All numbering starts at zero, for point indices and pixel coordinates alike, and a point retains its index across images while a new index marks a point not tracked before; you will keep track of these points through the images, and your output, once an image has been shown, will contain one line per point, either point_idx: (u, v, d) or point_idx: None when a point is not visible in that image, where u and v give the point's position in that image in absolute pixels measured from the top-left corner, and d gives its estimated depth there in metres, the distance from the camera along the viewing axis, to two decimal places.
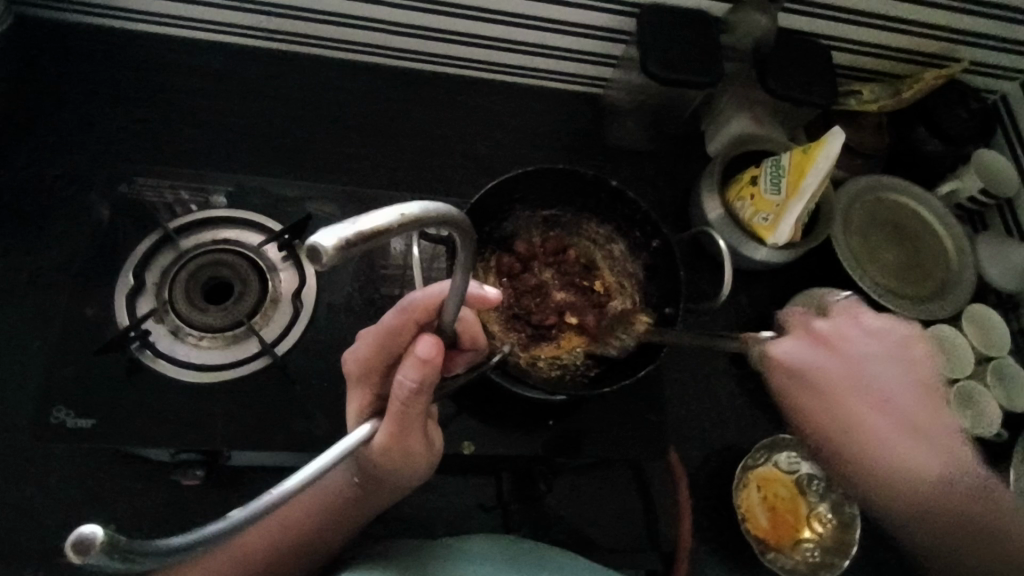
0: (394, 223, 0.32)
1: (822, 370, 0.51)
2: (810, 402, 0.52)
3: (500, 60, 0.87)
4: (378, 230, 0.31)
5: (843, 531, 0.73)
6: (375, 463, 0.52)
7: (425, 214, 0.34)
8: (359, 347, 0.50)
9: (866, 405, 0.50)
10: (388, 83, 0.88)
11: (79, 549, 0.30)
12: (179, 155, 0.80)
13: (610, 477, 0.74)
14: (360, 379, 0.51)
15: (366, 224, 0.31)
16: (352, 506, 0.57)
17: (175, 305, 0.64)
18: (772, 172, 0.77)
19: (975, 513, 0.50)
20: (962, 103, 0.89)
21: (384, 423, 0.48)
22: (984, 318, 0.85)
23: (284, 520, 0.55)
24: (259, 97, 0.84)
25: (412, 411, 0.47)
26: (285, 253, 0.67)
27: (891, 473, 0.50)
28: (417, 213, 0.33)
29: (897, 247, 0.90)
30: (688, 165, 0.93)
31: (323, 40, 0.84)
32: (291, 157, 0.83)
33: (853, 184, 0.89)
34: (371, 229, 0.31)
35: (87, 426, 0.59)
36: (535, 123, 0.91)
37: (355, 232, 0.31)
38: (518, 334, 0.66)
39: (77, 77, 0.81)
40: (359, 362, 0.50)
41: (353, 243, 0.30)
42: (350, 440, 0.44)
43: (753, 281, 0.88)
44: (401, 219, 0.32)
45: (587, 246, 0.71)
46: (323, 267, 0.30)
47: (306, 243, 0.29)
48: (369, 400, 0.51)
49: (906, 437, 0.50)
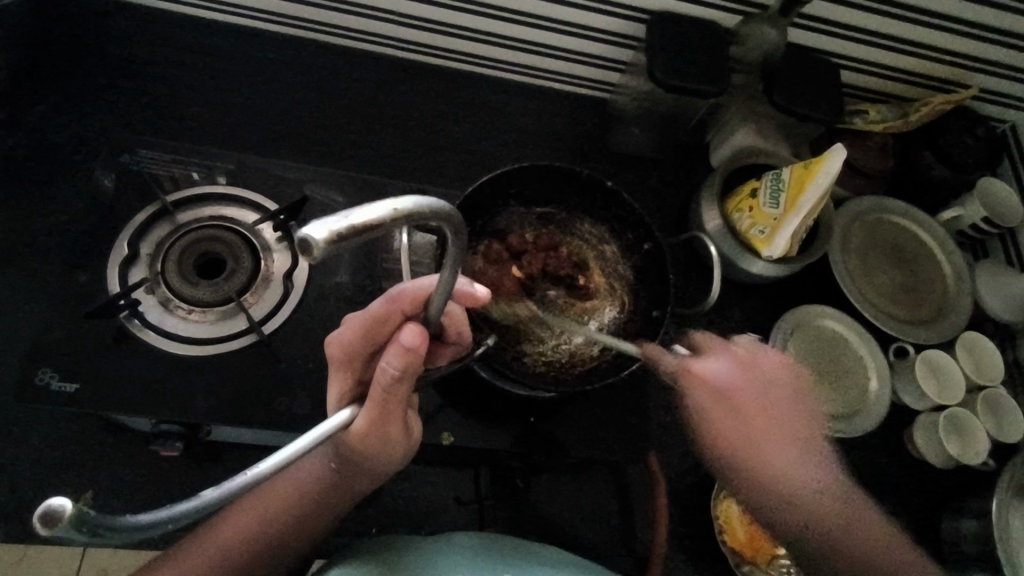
0: (388, 217, 0.30)
1: (737, 391, 0.53)
2: (728, 428, 0.53)
3: (508, 59, 0.88)
4: (371, 225, 0.29)
5: None
6: (352, 449, 0.50)
7: (421, 211, 0.32)
8: (344, 331, 0.48)
9: (769, 433, 0.53)
10: (396, 74, 0.89)
11: (49, 522, 0.32)
12: (184, 131, 0.80)
13: (589, 479, 0.74)
14: (342, 364, 0.48)
15: (359, 218, 0.29)
16: (330, 495, 0.54)
17: (166, 277, 0.64)
18: (772, 187, 0.76)
19: (840, 524, 0.54)
20: (969, 129, 0.88)
21: (363, 410, 0.47)
22: (978, 345, 0.84)
23: (260, 510, 0.52)
24: (267, 80, 0.85)
25: (392, 399, 0.47)
26: (280, 234, 0.68)
27: (793, 490, 0.53)
28: (412, 209, 0.31)
29: (896, 270, 0.89)
30: (690, 175, 0.93)
31: (335, 27, 0.85)
32: (295, 141, 0.83)
33: (854, 204, 0.90)
34: (363, 224, 0.29)
35: (70, 391, 0.59)
36: (540, 123, 0.92)
37: (347, 225, 0.29)
38: (503, 328, 0.66)
39: (90, 48, 0.82)
40: (343, 347, 0.48)
41: (344, 237, 0.29)
42: (322, 428, 0.43)
43: (747, 294, 0.88)
44: (394, 214, 0.30)
45: (579, 245, 0.70)
46: (314, 260, 0.28)
47: (296, 236, 0.28)
48: (349, 385, 0.49)
49: (796, 454, 0.54)
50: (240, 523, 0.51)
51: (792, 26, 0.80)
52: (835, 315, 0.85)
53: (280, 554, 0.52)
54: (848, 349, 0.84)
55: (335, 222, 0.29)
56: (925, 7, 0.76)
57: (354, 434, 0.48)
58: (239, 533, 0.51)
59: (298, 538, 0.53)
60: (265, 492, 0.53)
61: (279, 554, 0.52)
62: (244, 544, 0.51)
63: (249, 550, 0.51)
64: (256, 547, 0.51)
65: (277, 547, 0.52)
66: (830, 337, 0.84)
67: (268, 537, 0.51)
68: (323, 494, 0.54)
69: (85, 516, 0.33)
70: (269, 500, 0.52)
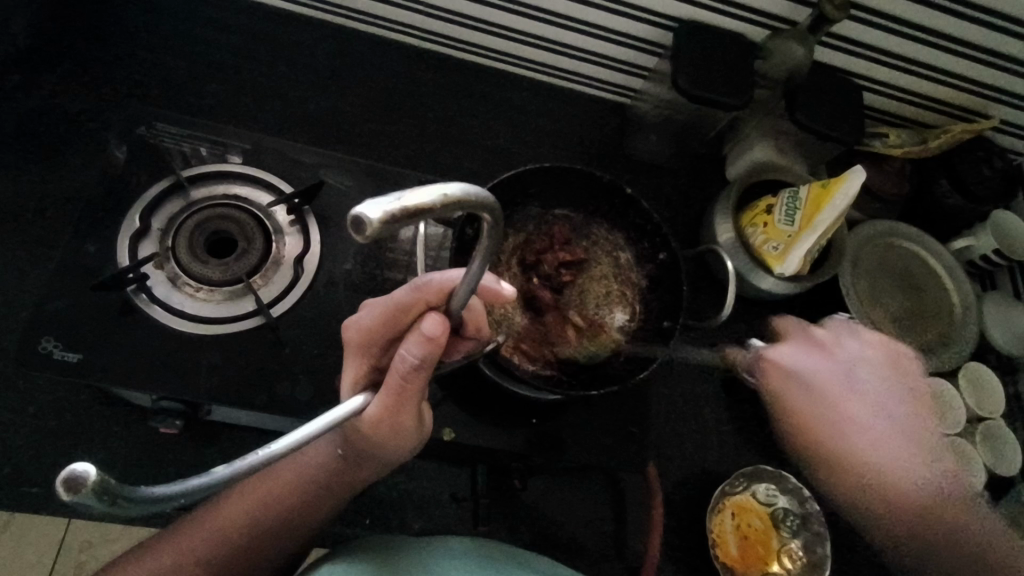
0: (437, 202, 0.29)
1: (826, 377, 0.52)
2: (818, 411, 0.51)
3: (533, 57, 0.87)
4: (421, 209, 0.29)
5: (810, 571, 0.72)
6: (361, 436, 0.49)
7: (466, 198, 0.31)
8: (365, 317, 0.47)
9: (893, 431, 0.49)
10: (420, 65, 0.88)
11: (70, 486, 0.30)
12: (202, 107, 0.80)
13: (585, 484, 0.74)
14: (359, 350, 0.48)
15: (411, 200, 0.29)
16: (335, 481, 0.53)
17: (176, 253, 0.64)
18: (790, 204, 0.76)
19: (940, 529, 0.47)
20: (987, 160, 0.88)
21: (376, 398, 0.47)
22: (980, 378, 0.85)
23: (261, 495, 0.51)
24: (288, 62, 0.84)
25: (410, 388, 0.46)
26: (293, 218, 0.67)
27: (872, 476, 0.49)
28: (460, 196, 0.31)
29: (904, 294, 0.89)
30: (705, 186, 0.93)
31: (361, 13, 0.84)
32: (311, 125, 0.83)
33: (868, 227, 0.89)
34: (416, 206, 0.29)
35: (73, 360, 0.59)
36: (560, 124, 0.91)
37: (399, 207, 0.28)
38: (514, 330, 0.65)
39: (111, 17, 0.81)
40: (361, 332, 0.47)
41: (396, 219, 0.28)
42: (341, 411, 0.43)
43: (754, 310, 0.88)
44: (444, 200, 0.30)
45: (596, 251, 0.70)
46: (366, 239, 0.28)
47: (351, 213, 0.27)
48: (364, 372, 0.49)
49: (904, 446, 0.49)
50: (240, 506, 0.51)
51: (820, 44, 0.80)
52: None
53: (278, 541, 0.51)
54: None
55: (387, 202, 0.28)
56: (955, 35, 0.76)
57: (367, 421, 0.48)
58: (238, 517, 0.50)
59: (297, 527, 0.52)
60: (265, 477, 0.52)
61: (278, 541, 0.51)
62: (242, 528, 0.50)
63: (247, 536, 0.50)
64: (254, 533, 0.50)
65: (276, 534, 0.51)
66: None
67: (268, 524, 0.51)
68: (325, 483, 0.53)
69: (105, 487, 0.31)
70: (269, 486, 0.52)
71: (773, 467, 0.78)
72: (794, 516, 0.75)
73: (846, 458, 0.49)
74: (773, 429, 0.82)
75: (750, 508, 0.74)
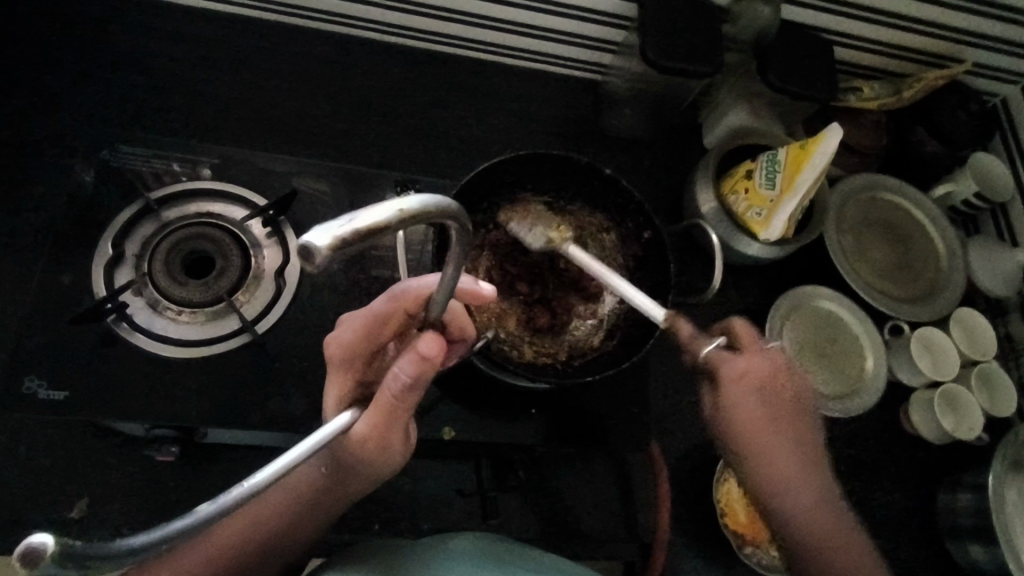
0: (393, 219, 0.29)
1: (761, 409, 0.55)
2: (752, 437, 0.55)
3: (500, 41, 0.86)
4: (376, 229, 0.28)
5: None
6: (350, 455, 0.49)
7: (425, 209, 0.31)
8: (345, 332, 0.46)
9: (781, 436, 0.55)
10: (384, 59, 0.87)
11: (28, 560, 0.29)
12: (165, 123, 0.78)
13: (589, 467, 0.74)
14: (340, 365, 0.47)
15: (363, 221, 0.28)
16: (324, 499, 0.53)
17: (154, 278, 0.62)
18: (768, 167, 0.76)
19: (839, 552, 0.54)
20: (962, 106, 0.88)
21: (366, 415, 0.46)
22: (970, 323, 0.85)
23: (246, 522, 0.50)
24: (249, 68, 0.82)
25: (400, 407, 0.46)
26: (269, 230, 0.66)
27: (795, 500, 0.55)
28: (419, 209, 0.30)
29: (889, 246, 0.89)
30: (684, 156, 0.92)
31: (321, 12, 0.82)
32: (279, 131, 0.81)
33: (850, 181, 0.89)
34: (368, 227, 0.28)
35: (59, 398, 0.58)
36: (533, 106, 0.90)
37: (351, 230, 0.28)
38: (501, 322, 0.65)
39: (62, 39, 0.79)
40: (343, 347, 0.46)
41: (348, 243, 0.28)
42: (323, 433, 0.43)
43: (742, 276, 0.88)
44: (400, 215, 0.29)
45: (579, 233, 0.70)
46: (318, 266, 0.27)
47: (299, 243, 0.27)
48: (349, 387, 0.48)
49: (796, 467, 0.55)
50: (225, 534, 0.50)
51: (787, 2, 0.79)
52: (829, 295, 0.85)
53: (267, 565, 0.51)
54: (844, 328, 0.85)
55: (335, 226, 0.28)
56: None
57: (352, 441, 0.47)
58: (224, 546, 0.49)
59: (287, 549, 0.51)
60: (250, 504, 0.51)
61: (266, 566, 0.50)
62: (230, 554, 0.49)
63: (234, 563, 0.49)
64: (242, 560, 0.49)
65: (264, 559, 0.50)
66: (827, 316, 0.85)
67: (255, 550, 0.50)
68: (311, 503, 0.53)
69: (67, 552, 0.31)
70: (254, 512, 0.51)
71: None
72: None
73: (761, 457, 0.55)
74: None
75: None
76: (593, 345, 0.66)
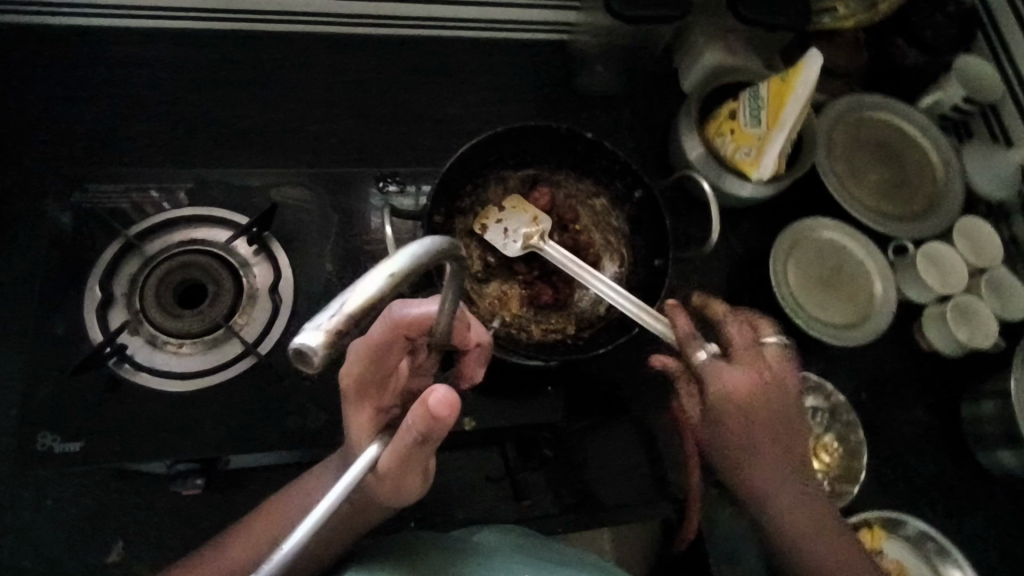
0: (383, 289, 0.32)
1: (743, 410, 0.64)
2: (737, 439, 0.66)
3: (459, 14, 0.83)
4: (370, 304, 0.32)
5: (850, 460, 0.75)
6: (373, 480, 0.47)
7: (413, 264, 0.34)
8: (351, 362, 0.44)
9: (757, 432, 0.65)
10: (344, 52, 0.84)
11: None
12: (133, 153, 0.76)
13: (614, 433, 0.74)
14: (356, 395, 0.45)
15: (355, 302, 0.31)
16: (347, 523, 0.52)
17: (148, 314, 0.61)
18: (752, 104, 0.74)
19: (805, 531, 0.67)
20: (938, 8, 0.86)
21: (389, 453, 0.44)
22: (974, 231, 0.84)
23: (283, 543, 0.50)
24: (208, 83, 0.80)
25: (422, 449, 0.44)
26: (256, 247, 0.65)
27: (768, 493, 0.66)
28: (408, 266, 0.33)
29: (884, 166, 0.87)
30: (664, 105, 0.90)
31: (271, 13, 0.79)
32: (250, 143, 0.79)
33: (835, 106, 0.87)
34: (362, 306, 0.31)
35: (75, 449, 0.58)
36: (503, 77, 0.87)
37: (345, 314, 0.31)
38: (503, 304, 0.65)
39: (11, 82, 0.76)
40: (356, 379, 0.44)
41: (342, 329, 0.31)
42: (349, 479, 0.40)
43: (739, 219, 0.86)
44: (389, 281, 0.32)
45: (569, 202, 0.69)
46: (317, 367, 0.31)
47: (293, 348, 0.30)
48: (371, 418, 0.46)
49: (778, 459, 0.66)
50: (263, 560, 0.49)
51: None
52: (830, 225, 0.84)
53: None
54: (848, 256, 0.84)
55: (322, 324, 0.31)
56: None
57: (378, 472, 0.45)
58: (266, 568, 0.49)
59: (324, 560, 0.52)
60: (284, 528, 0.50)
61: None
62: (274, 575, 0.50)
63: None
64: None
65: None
66: (830, 246, 0.84)
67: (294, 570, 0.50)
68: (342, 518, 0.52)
69: None
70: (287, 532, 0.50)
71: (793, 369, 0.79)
72: (821, 410, 0.77)
73: (747, 451, 0.66)
74: (784, 332, 0.82)
75: None
76: (599, 313, 0.66)
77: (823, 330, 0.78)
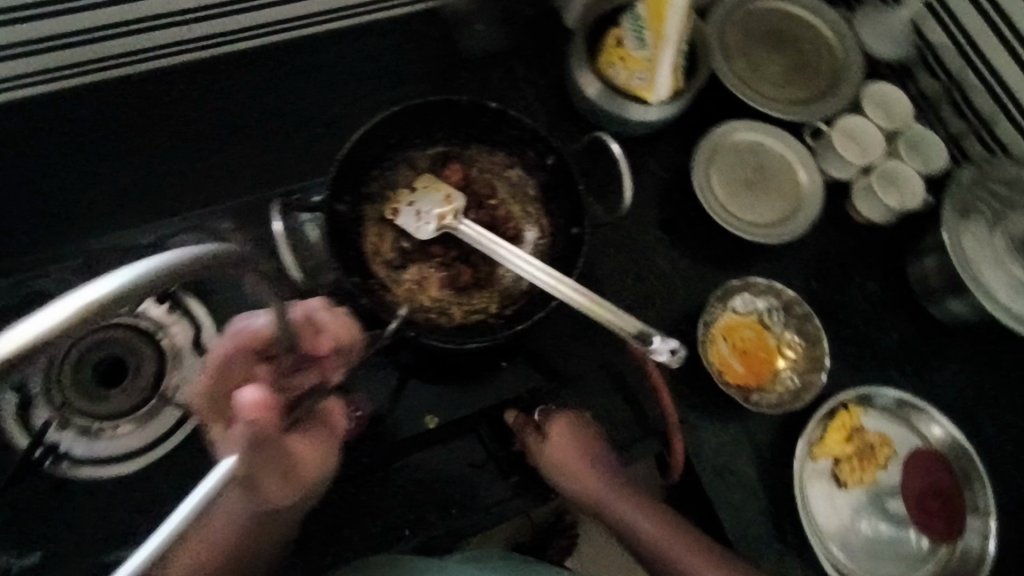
0: (97, 299, 0.28)
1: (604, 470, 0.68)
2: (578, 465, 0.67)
3: (314, 9, 0.77)
4: (72, 322, 0.27)
5: (812, 348, 0.76)
6: (237, 490, 0.49)
7: (146, 275, 0.30)
8: (200, 380, 0.51)
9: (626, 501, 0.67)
10: (208, 75, 0.78)
11: None
12: (15, 238, 0.71)
13: (583, 389, 0.73)
14: (207, 410, 0.50)
15: (49, 321, 0.27)
16: (252, 541, 0.53)
17: (72, 405, 0.58)
18: (634, 28, 0.73)
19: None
20: None
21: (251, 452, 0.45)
22: (875, 96, 0.86)
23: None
24: (72, 144, 0.74)
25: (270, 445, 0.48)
26: (168, 305, 0.62)
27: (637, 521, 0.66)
28: (143, 275, 0.29)
29: (782, 54, 0.87)
30: (553, 47, 0.87)
31: (107, 58, 0.71)
32: (136, 196, 0.74)
33: (721, 7, 0.86)
34: (57, 326, 0.27)
35: (37, 558, 0.56)
36: (383, 59, 0.83)
37: (31, 335, 0.26)
38: (427, 285, 0.68)
39: None
40: (201, 396, 0.51)
41: (33, 350, 0.27)
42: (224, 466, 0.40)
43: (655, 142, 0.85)
44: (109, 292, 0.28)
45: (486, 176, 0.72)
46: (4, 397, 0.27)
47: None
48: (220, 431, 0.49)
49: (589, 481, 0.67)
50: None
51: None
52: (742, 126, 0.84)
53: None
54: (767, 152, 0.84)
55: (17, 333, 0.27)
56: None
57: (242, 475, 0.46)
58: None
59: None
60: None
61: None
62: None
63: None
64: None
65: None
66: (747, 147, 0.84)
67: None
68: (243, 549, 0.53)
69: None
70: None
71: (740, 277, 0.79)
72: (776, 308, 0.78)
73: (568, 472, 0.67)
74: (723, 242, 0.82)
75: (737, 324, 0.76)
76: (519, 288, 0.69)
77: (758, 232, 0.78)
